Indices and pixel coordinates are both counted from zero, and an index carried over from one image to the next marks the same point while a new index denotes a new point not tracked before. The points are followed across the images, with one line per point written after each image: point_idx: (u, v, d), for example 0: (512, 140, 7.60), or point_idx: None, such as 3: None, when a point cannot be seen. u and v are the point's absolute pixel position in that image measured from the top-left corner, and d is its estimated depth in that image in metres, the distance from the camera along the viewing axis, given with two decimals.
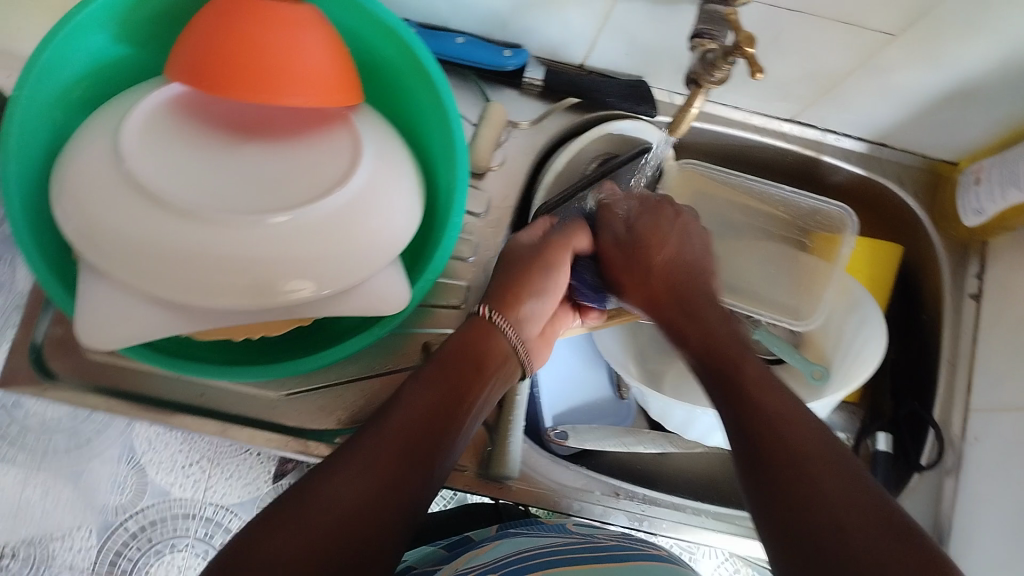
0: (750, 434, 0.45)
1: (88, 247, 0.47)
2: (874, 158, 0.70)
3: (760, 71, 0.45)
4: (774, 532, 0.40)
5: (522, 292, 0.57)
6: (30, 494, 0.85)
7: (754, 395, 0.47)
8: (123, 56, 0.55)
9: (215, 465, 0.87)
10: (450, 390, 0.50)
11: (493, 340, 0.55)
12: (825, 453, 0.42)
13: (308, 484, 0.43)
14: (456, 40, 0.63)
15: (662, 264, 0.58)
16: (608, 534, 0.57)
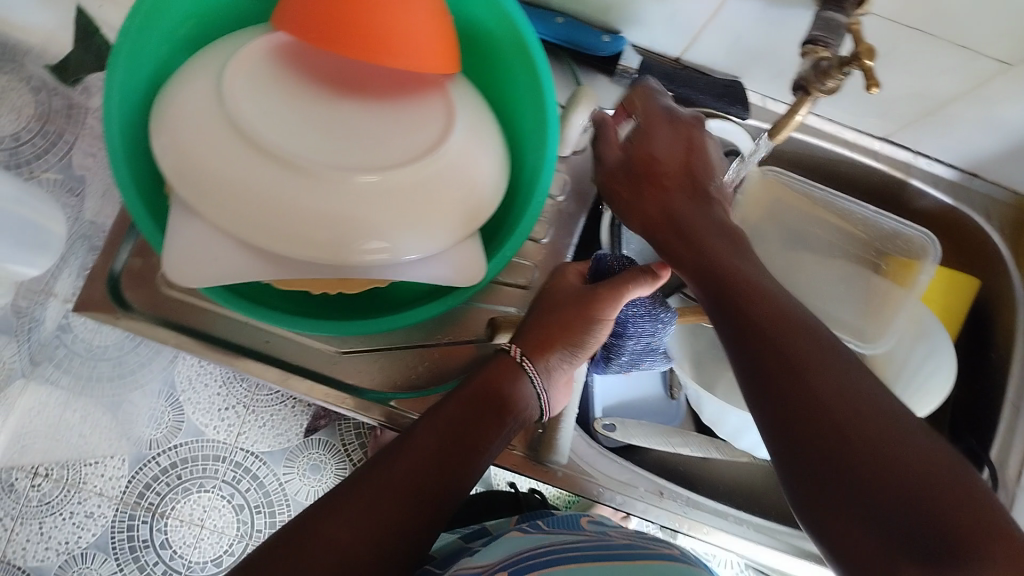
0: (761, 361, 0.44)
1: (184, 184, 0.48)
2: (963, 188, 0.69)
3: (877, 84, 0.44)
4: (798, 471, 0.41)
5: (557, 334, 0.55)
6: (69, 418, 0.86)
7: (752, 309, 0.45)
8: (230, 1, 0.56)
9: (250, 413, 0.90)
10: (465, 431, 0.51)
11: (519, 382, 0.54)
12: (837, 373, 0.42)
13: (312, 522, 0.45)
14: (557, 20, 0.62)
15: (665, 182, 0.54)
16: (620, 533, 0.56)
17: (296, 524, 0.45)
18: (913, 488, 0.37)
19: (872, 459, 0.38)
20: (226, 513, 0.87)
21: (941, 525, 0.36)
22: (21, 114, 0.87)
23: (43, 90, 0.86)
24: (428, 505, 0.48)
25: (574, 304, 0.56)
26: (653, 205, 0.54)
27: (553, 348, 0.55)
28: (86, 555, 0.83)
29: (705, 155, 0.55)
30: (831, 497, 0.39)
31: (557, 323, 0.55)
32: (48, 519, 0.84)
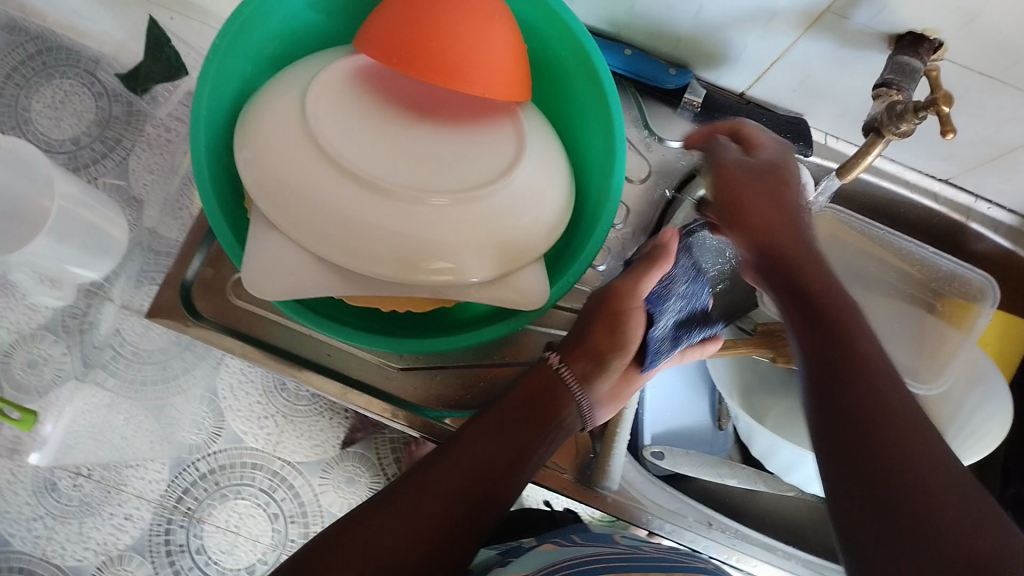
0: (841, 384, 0.42)
1: (262, 197, 0.50)
2: (1023, 233, 0.69)
3: (951, 130, 0.45)
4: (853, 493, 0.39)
5: (594, 350, 0.58)
6: (113, 420, 0.85)
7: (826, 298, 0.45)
8: (313, 24, 0.58)
9: (289, 422, 0.88)
10: (509, 435, 0.54)
11: (555, 389, 0.57)
12: (911, 405, 0.40)
13: (363, 518, 0.50)
14: (625, 52, 0.64)
15: (763, 190, 0.49)
16: (654, 548, 0.56)
17: (348, 520, 0.50)
18: (935, 502, 0.36)
19: (901, 458, 0.38)
20: (261, 521, 0.85)
21: (973, 549, 0.34)
22: (82, 118, 0.86)
23: (105, 95, 0.86)
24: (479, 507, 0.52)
25: (606, 322, 0.57)
26: (753, 208, 0.48)
27: (586, 357, 0.58)
28: (122, 557, 0.83)
29: (791, 187, 0.50)
30: (868, 506, 0.38)
31: (591, 342, 0.58)
32: (89, 519, 0.84)
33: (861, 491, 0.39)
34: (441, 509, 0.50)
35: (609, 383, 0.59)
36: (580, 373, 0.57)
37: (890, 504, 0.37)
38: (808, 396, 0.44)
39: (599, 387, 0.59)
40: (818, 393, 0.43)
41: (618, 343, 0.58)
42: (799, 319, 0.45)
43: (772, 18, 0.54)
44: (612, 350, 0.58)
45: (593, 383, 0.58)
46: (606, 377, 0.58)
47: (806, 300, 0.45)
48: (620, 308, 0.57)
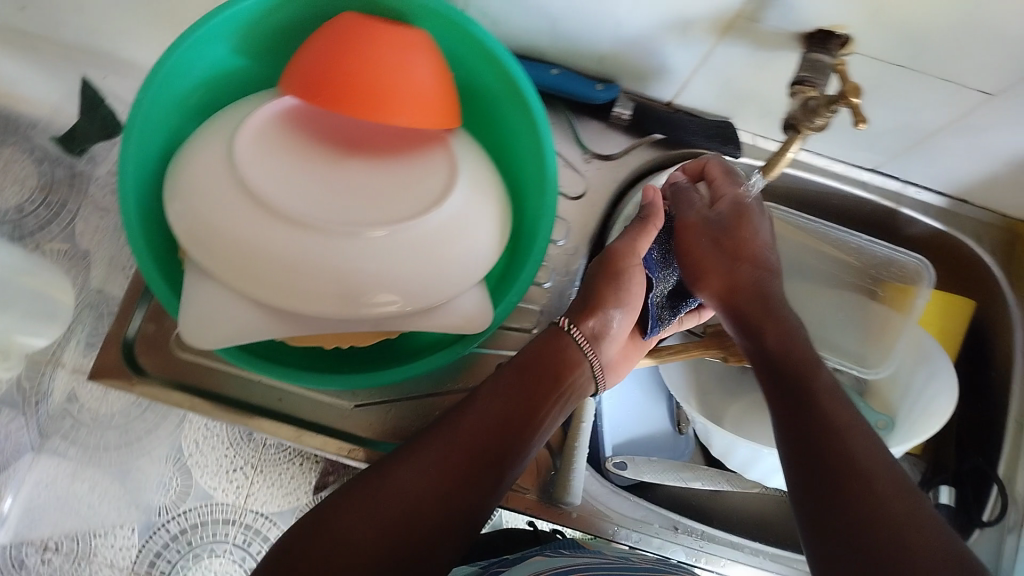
0: (821, 449, 0.49)
1: (195, 246, 0.50)
2: (954, 214, 0.70)
3: (863, 119, 0.45)
4: (835, 546, 0.46)
5: (597, 308, 0.56)
6: (77, 489, 0.84)
7: (810, 386, 0.52)
8: (238, 69, 0.58)
9: (258, 472, 0.86)
10: (524, 396, 0.53)
11: (565, 353, 0.55)
12: (882, 468, 0.47)
13: (383, 470, 0.49)
14: (551, 71, 0.64)
15: (723, 248, 0.57)
16: (643, 559, 0.59)
17: (369, 472, 0.49)
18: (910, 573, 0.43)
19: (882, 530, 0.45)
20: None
21: None
22: (24, 185, 0.87)
23: (45, 160, 0.87)
24: (481, 483, 0.49)
25: (608, 276, 0.56)
26: (712, 272, 0.57)
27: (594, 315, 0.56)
28: None
29: (750, 226, 0.57)
30: (849, 557, 0.45)
31: (596, 299, 0.56)
32: None
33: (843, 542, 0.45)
34: (443, 481, 0.48)
35: (617, 342, 0.58)
36: (592, 331, 0.56)
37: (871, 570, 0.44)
38: (790, 459, 0.50)
39: (609, 347, 0.57)
40: (801, 457, 0.50)
41: (621, 296, 0.56)
42: (786, 406, 0.52)
43: (687, 25, 0.55)
44: (619, 305, 0.56)
45: (603, 344, 0.56)
46: (614, 335, 0.57)
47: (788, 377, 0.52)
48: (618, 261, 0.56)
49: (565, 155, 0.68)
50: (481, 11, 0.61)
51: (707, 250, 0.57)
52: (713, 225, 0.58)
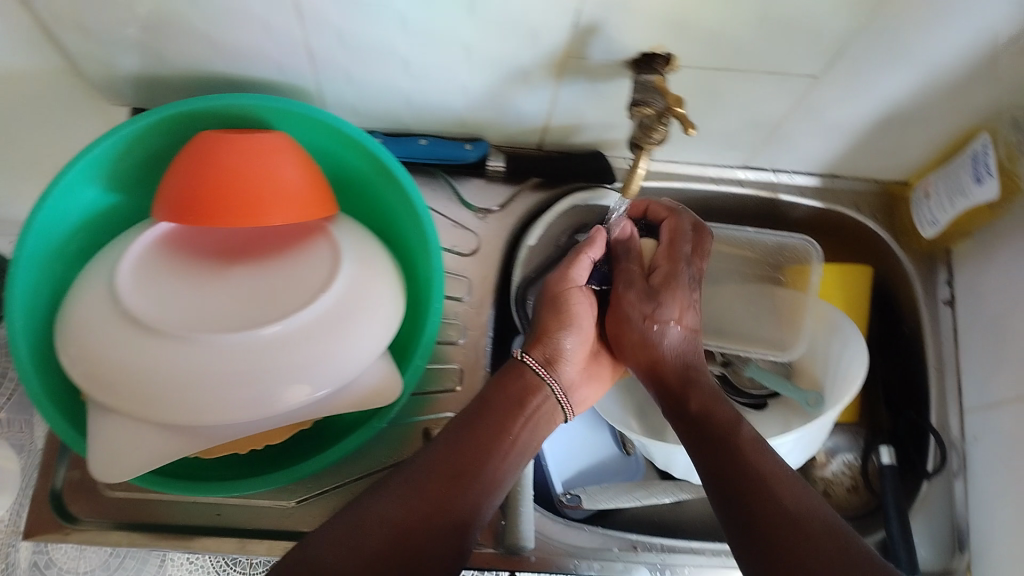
0: (756, 507, 0.51)
1: (95, 387, 0.50)
2: (830, 190, 0.74)
3: (690, 125, 0.48)
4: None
5: (547, 334, 0.61)
6: None
7: (741, 450, 0.54)
8: (114, 205, 0.60)
9: None
10: (494, 421, 0.56)
11: (525, 376, 0.59)
12: (814, 515, 0.50)
13: (364, 503, 0.50)
14: (421, 142, 0.67)
15: (644, 324, 0.62)
16: None
17: (350, 506, 0.50)
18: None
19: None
20: None
21: None
22: None
23: None
24: (461, 512, 0.51)
25: (551, 307, 0.62)
26: (630, 335, 0.62)
27: (544, 343, 0.61)
28: None
29: (680, 299, 0.62)
30: None
31: (543, 328, 0.61)
32: None
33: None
34: (422, 509, 0.50)
35: (576, 362, 0.62)
36: (545, 357, 0.60)
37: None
38: (728, 521, 0.52)
39: (568, 368, 0.61)
40: (737, 516, 0.52)
41: (565, 320, 0.61)
42: (718, 470, 0.54)
43: (525, 74, 0.58)
44: (568, 327, 0.61)
45: (560, 365, 0.61)
46: (570, 357, 0.61)
47: (720, 444, 0.55)
48: (559, 292, 0.62)
49: (453, 217, 0.71)
50: (338, 101, 0.64)
51: (633, 329, 0.62)
52: (643, 295, 0.63)
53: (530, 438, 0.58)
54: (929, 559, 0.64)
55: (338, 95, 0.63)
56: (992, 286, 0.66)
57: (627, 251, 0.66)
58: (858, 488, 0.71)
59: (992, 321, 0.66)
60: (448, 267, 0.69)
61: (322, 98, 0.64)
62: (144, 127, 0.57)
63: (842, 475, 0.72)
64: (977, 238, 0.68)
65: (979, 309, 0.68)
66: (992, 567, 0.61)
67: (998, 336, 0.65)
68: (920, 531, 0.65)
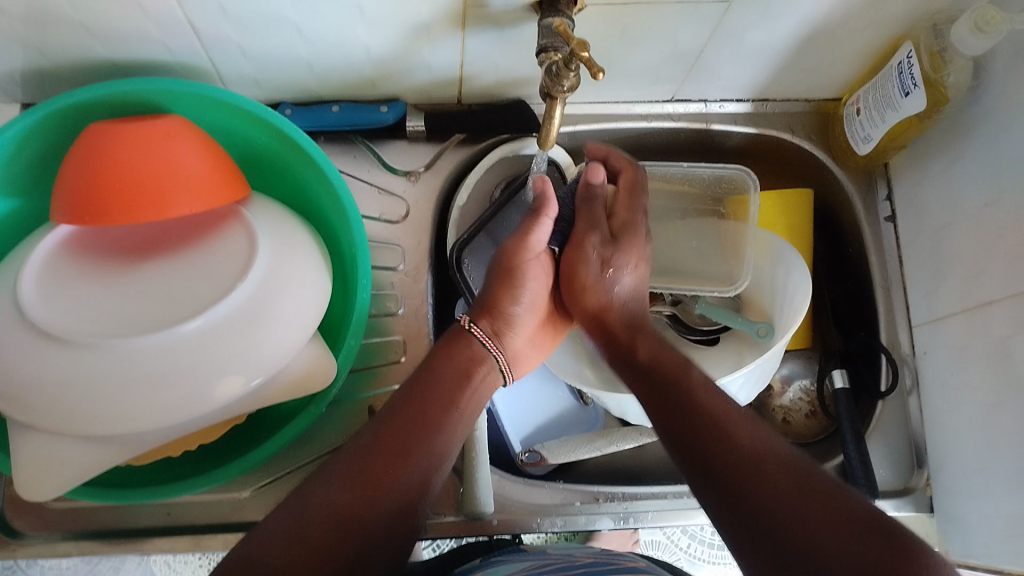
0: (704, 442, 0.48)
1: (11, 407, 0.48)
2: (761, 115, 0.72)
3: (597, 70, 0.46)
4: (742, 530, 0.44)
5: (499, 305, 0.60)
6: None
7: (689, 388, 0.52)
8: (13, 209, 0.57)
9: None
10: (437, 398, 0.53)
11: (470, 346, 0.58)
12: (766, 443, 0.47)
13: (308, 489, 0.46)
14: (333, 108, 0.65)
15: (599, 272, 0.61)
16: (586, 554, 0.59)
17: (293, 493, 0.46)
18: (814, 535, 0.41)
19: (782, 496, 0.43)
20: None
21: (862, 531, 0.40)
22: None
23: None
24: (404, 484, 0.48)
25: (503, 279, 0.61)
26: (585, 275, 0.62)
27: (495, 313, 0.60)
28: None
29: (637, 250, 0.62)
30: (758, 537, 0.43)
31: (493, 302, 0.60)
32: None
33: (745, 521, 0.44)
34: (368, 488, 0.46)
35: (522, 333, 0.62)
36: (493, 329, 0.60)
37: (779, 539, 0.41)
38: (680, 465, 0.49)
39: (513, 340, 0.61)
40: (688, 456, 0.49)
41: (517, 293, 0.61)
42: (667, 415, 0.51)
43: (428, 28, 0.56)
44: (517, 300, 0.61)
45: (506, 337, 0.61)
46: (518, 327, 0.61)
47: (668, 389, 0.53)
48: (512, 266, 0.61)
49: (379, 184, 0.68)
50: (239, 75, 0.61)
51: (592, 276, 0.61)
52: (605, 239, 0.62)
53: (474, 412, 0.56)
54: (888, 478, 0.65)
55: (236, 69, 0.60)
56: (929, 198, 0.65)
57: (587, 196, 0.64)
58: (816, 413, 0.71)
59: (931, 233, 0.65)
60: (379, 237, 0.67)
61: (221, 74, 0.61)
62: (28, 126, 0.54)
63: (800, 401, 0.72)
64: (912, 150, 0.67)
65: (919, 222, 0.67)
66: (951, 479, 0.61)
67: (938, 247, 0.64)
68: (876, 451, 0.65)
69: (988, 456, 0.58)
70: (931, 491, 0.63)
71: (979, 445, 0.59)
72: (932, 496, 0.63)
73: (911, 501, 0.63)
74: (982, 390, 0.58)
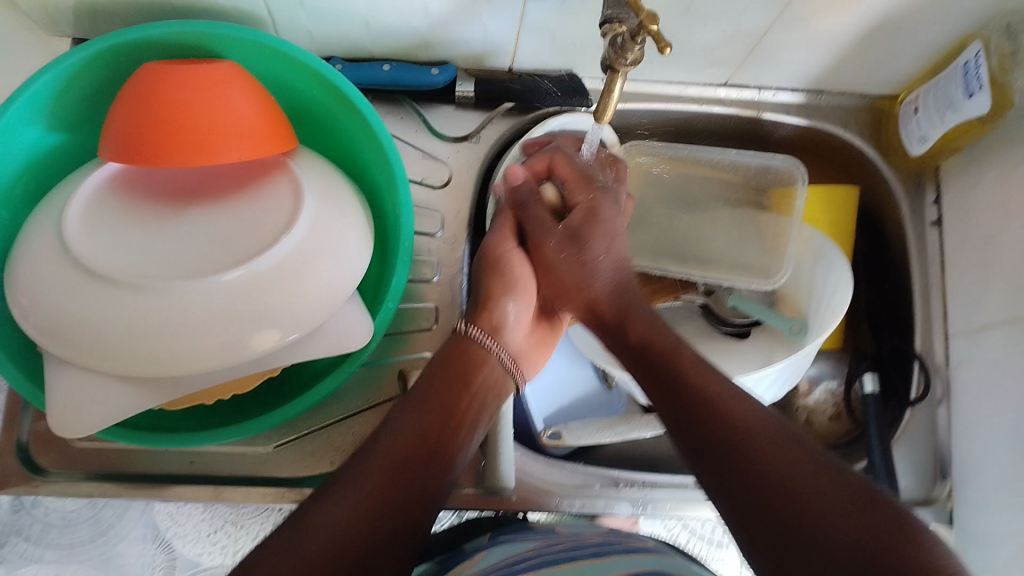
0: (708, 432, 0.45)
1: (48, 339, 0.47)
2: (815, 107, 0.71)
3: (664, 46, 0.45)
4: (755, 535, 0.40)
5: (491, 301, 0.59)
6: None
7: (658, 397, 0.49)
8: (58, 143, 0.57)
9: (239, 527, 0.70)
10: (438, 409, 0.51)
11: (469, 352, 0.56)
12: (772, 432, 0.43)
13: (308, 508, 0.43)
14: (384, 67, 0.64)
15: (569, 253, 0.58)
16: (594, 532, 0.58)
17: (293, 514, 0.43)
18: (818, 513, 0.38)
19: (790, 488, 0.40)
20: None
21: (871, 540, 0.37)
22: None
23: None
24: (415, 494, 0.46)
25: (489, 270, 0.60)
26: (567, 279, 0.58)
27: (491, 310, 0.59)
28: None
29: (587, 244, 0.58)
30: (773, 542, 0.39)
31: (485, 297, 0.59)
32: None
33: (757, 521, 0.40)
34: (371, 498, 0.44)
35: (520, 328, 0.61)
36: (491, 326, 0.59)
37: (802, 544, 0.38)
38: (686, 453, 0.46)
39: (512, 336, 0.60)
40: (693, 446, 0.45)
41: (509, 283, 0.60)
42: (672, 404, 0.48)
43: None
44: (509, 295, 0.60)
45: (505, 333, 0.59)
46: (513, 324, 0.60)
47: (661, 369, 0.50)
48: (497, 256, 0.60)
49: (423, 148, 0.67)
50: (292, 26, 0.60)
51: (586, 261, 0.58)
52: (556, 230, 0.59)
53: (479, 414, 0.54)
54: (912, 488, 0.63)
55: (291, 20, 0.59)
56: (980, 205, 0.64)
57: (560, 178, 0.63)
58: (841, 416, 0.70)
59: (978, 241, 0.64)
60: (419, 202, 0.67)
61: (276, 23, 0.60)
62: (81, 61, 0.53)
63: (825, 403, 0.71)
64: (966, 154, 0.66)
65: (966, 229, 0.66)
66: (975, 493, 0.60)
67: (985, 255, 0.63)
68: (901, 459, 0.64)
69: (1016, 471, 0.57)
70: (953, 503, 0.63)
71: (1009, 461, 0.58)
72: (953, 508, 0.62)
73: (933, 513, 0.62)
74: (1016, 403, 0.58)
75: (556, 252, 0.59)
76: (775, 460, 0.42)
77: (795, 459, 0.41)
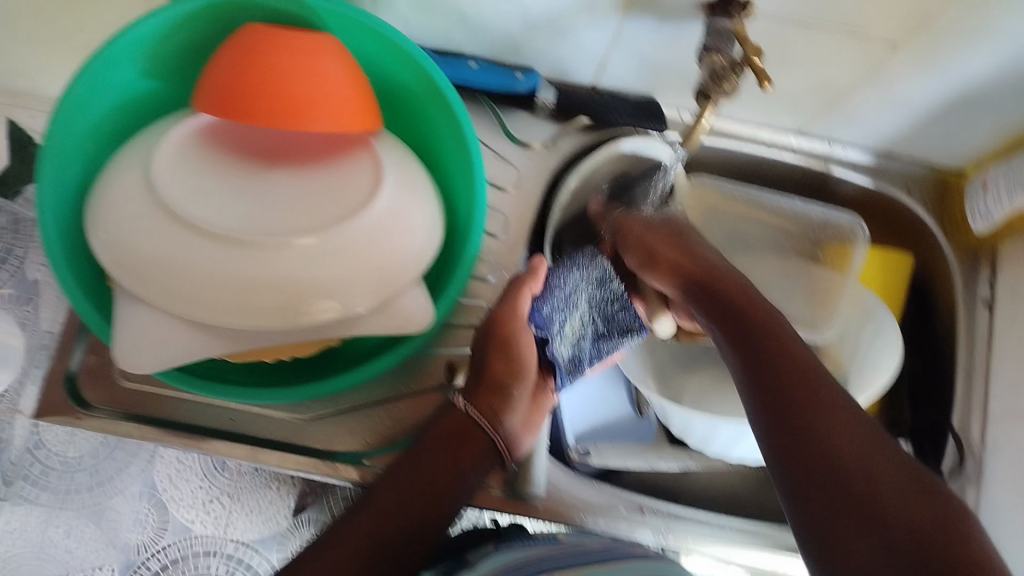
0: (785, 387, 0.46)
1: (124, 274, 0.49)
2: (881, 169, 0.72)
3: (766, 77, 0.49)
4: (805, 486, 0.42)
5: (492, 383, 0.57)
6: (53, 534, 0.72)
7: (735, 352, 0.51)
8: (151, 90, 0.59)
9: (236, 499, 0.72)
10: (458, 439, 0.55)
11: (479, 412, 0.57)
12: (844, 403, 0.45)
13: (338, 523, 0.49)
14: (471, 64, 0.65)
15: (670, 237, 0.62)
16: (598, 540, 0.58)
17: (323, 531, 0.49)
18: (875, 482, 0.40)
19: (856, 454, 0.42)
20: None
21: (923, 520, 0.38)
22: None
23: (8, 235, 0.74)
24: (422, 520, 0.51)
25: (496, 348, 0.58)
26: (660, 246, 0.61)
27: (491, 391, 0.57)
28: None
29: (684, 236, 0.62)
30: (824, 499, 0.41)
31: (489, 375, 0.58)
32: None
33: (812, 476, 0.42)
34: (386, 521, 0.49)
35: (518, 410, 0.59)
36: (489, 408, 0.57)
37: (857, 504, 0.40)
38: (755, 401, 0.48)
39: (511, 419, 0.58)
40: (766, 397, 0.47)
41: (512, 369, 0.58)
42: (752, 357, 0.49)
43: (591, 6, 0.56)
44: (511, 376, 0.58)
45: (504, 417, 0.58)
46: (514, 407, 0.58)
47: (743, 327, 0.51)
48: (507, 333, 0.58)
49: (497, 149, 0.69)
50: (391, 11, 0.62)
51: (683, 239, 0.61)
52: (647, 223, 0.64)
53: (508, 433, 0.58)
54: None
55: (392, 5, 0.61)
56: None
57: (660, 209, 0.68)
58: None
59: None
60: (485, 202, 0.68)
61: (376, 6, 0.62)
62: (191, 14, 0.55)
63: None
64: None
65: (1017, 312, 0.66)
66: None
67: None
68: None
69: None
70: None
71: None
72: None
73: None
74: None
75: (650, 235, 0.63)
76: (839, 427, 0.43)
77: (864, 432, 0.43)
